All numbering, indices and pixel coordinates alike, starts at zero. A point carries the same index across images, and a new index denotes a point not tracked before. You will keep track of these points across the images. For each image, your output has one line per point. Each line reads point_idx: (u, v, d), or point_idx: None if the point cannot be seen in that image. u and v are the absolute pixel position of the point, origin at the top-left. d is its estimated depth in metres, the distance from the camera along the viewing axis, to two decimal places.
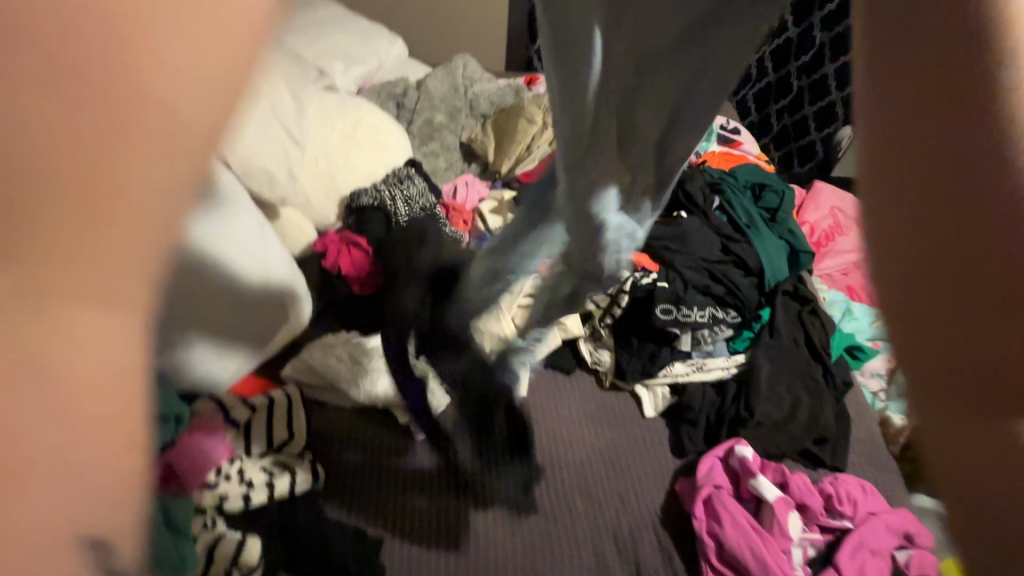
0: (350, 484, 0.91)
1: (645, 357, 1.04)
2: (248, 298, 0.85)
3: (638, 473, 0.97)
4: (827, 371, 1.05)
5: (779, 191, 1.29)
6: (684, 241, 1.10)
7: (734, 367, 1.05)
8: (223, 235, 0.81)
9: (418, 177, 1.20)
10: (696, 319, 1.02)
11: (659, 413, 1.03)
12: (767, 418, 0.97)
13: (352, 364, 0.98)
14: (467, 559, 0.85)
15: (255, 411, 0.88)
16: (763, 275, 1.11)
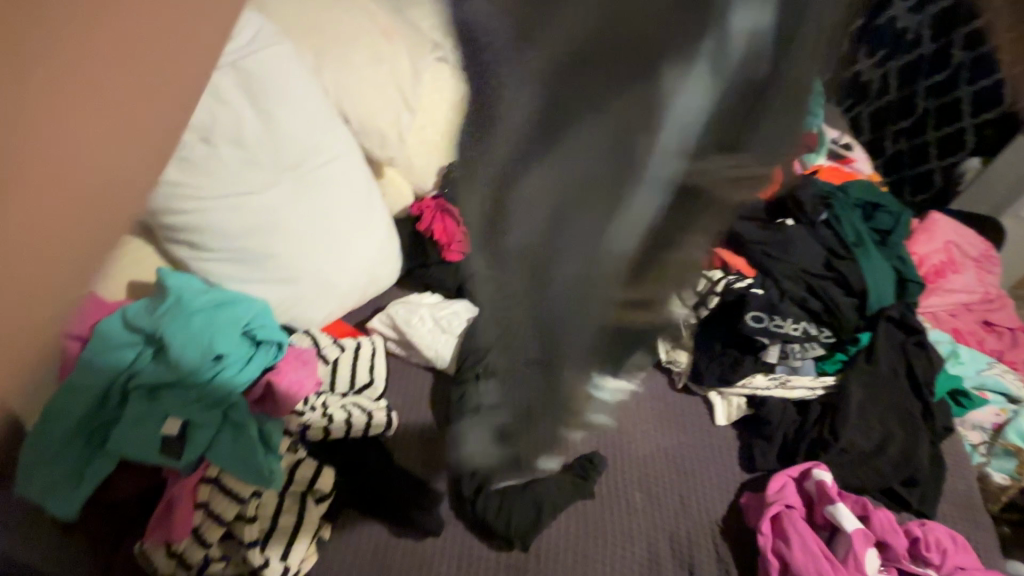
0: (420, 434, 0.95)
1: (726, 364, 1.00)
2: (345, 248, 0.97)
3: (703, 479, 0.95)
4: (926, 409, 0.96)
5: (894, 212, 1.19)
6: (787, 249, 1.01)
7: (821, 389, 0.99)
8: (329, 189, 0.94)
9: None
10: (789, 331, 0.96)
11: (729, 422, 1.02)
12: (854, 446, 0.90)
13: (436, 328, 1.03)
14: (531, 553, 0.85)
15: (344, 350, 0.95)
16: (865, 297, 1.01)
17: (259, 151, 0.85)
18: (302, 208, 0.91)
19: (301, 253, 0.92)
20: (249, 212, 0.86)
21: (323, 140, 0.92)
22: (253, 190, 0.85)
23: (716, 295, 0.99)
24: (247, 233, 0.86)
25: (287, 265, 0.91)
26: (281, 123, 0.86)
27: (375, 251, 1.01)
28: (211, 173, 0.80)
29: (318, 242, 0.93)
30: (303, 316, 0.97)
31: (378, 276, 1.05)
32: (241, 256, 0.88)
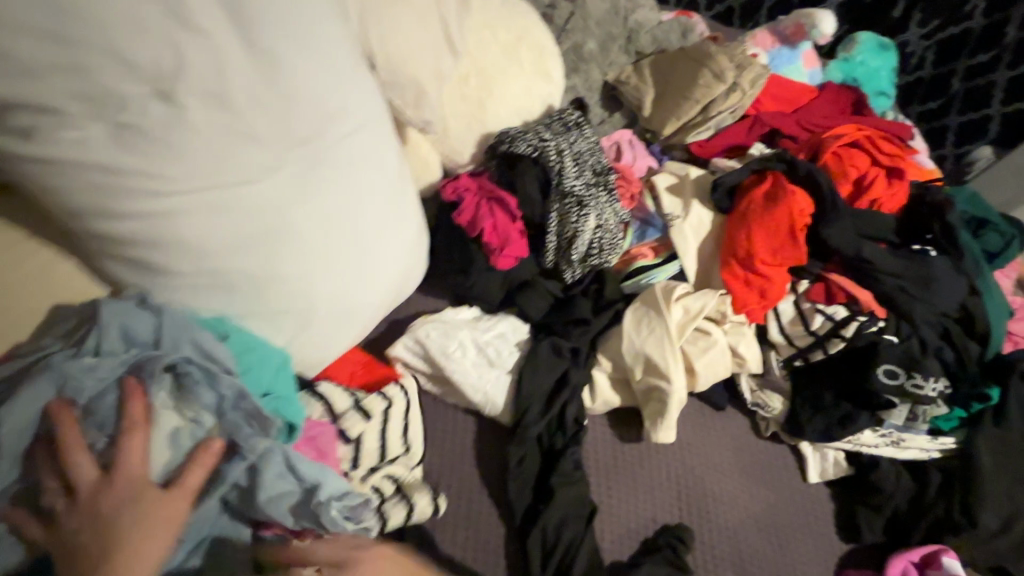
0: (474, 507, 0.74)
1: (835, 419, 0.81)
2: (370, 262, 0.70)
3: (799, 552, 0.81)
4: (990, 474, 0.79)
5: (1005, 231, 1.03)
6: (927, 286, 0.82)
7: (938, 451, 0.84)
8: (349, 179, 0.65)
9: (589, 127, 0.91)
10: (927, 393, 0.78)
11: (823, 480, 0.86)
12: (985, 528, 0.77)
13: (479, 361, 0.80)
14: None
15: (370, 417, 0.69)
16: (988, 343, 0.86)
17: (256, 122, 0.55)
18: (276, 197, 0.58)
19: (323, 274, 0.64)
20: (246, 219, 0.57)
21: (346, 104, 0.63)
22: (250, 196, 0.57)
23: (840, 340, 0.81)
24: (239, 251, 0.57)
25: (296, 297, 0.63)
26: (290, 73, 0.57)
27: (406, 259, 0.76)
28: (194, 157, 0.52)
29: (339, 258, 0.66)
30: (307, 362, 0.69)
31: (406, 284, 0.80)
32: (230, 289, 0.59)
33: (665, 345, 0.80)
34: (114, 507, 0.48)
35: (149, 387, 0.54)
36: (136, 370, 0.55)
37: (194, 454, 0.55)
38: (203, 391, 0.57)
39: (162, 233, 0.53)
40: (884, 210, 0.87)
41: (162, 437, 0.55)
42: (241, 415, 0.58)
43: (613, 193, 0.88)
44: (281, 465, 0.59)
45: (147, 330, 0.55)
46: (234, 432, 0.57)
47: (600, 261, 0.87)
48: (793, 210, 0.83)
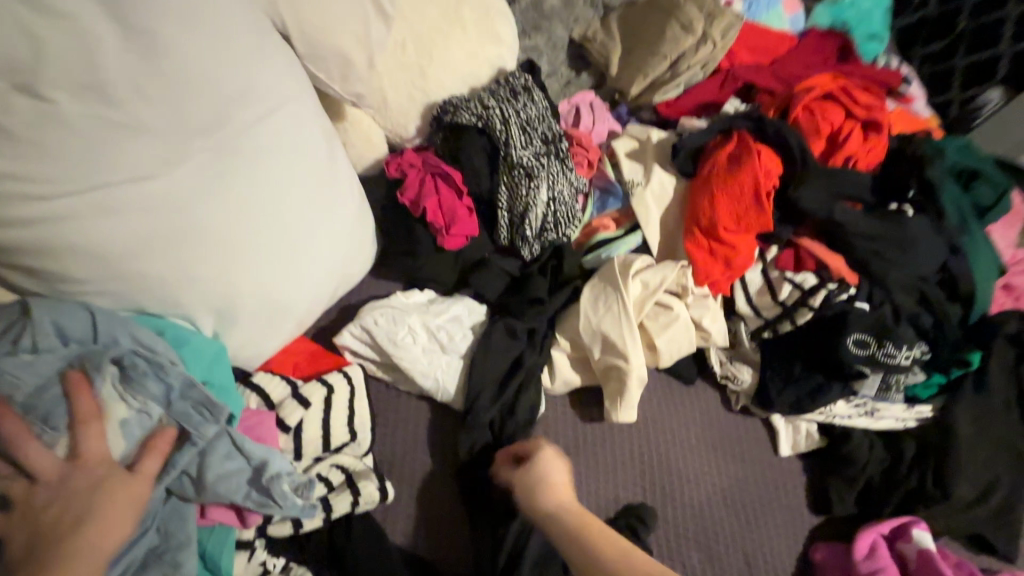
0: (427, 495, 0.72)
1: (808, 390, 0.77)
2: (303, 252, 0.66)
3: (768, 526, 0.79)
4: (966, 442, 0.76)
5: (997, 183, 0.96)
6: (904, 248, 0.76)
7: (914, 421, 0.80)
8: (268, 165, 0.61)
9: (539, 90, 0.84)
10: (900, 362, 0.74)
11: (795, 452, 0.84)
12: (959, 499, 0.74)
13: (430, 345, 0.77)
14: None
15: (310, 408, 0.67)
16: (971, 305, 0.81)
17: (145, 112, 0.51)
18: (187, 187, 0.55)
19: (246, 268, 0.61)
20: (153, 216, 0.53)
21: (257, 84, 0.59)
22: (157, 188, 0.53)
23: (807, 309, 0.77)
24: (146, 251, 0.54)
25: (219, 295, 0.59)
26: (180, 55, 0.53)
27: (349, 241, 0.73)
28: (76, 154, 0.48)
29: (265, 250, 0.62)
30: (240, 359, 0.66)
31: (353, 267, 0.76)
32: (144, 293, 0.55)
33: (621, 321, 0.77)
34: (83, 496, 0.46)
35: (94, 380, 0.51)
36: (79, 365, 0.51)
37: (149, 444, 0.52)
38: (149, 383, 0.53)
39: (52, 239, 0.49)
40: (859, 167, 0.81)
41: (112, 427, 0.51)
42: (189, 403, 0.55)
43: (566, 161, 0.83)
44: (228, 448, 0.56)
45: (82, 327, 0.52)
46: (184, 419, 0.54)
47: (556, 236, 0.83)
48: (758, 171, 0.77)
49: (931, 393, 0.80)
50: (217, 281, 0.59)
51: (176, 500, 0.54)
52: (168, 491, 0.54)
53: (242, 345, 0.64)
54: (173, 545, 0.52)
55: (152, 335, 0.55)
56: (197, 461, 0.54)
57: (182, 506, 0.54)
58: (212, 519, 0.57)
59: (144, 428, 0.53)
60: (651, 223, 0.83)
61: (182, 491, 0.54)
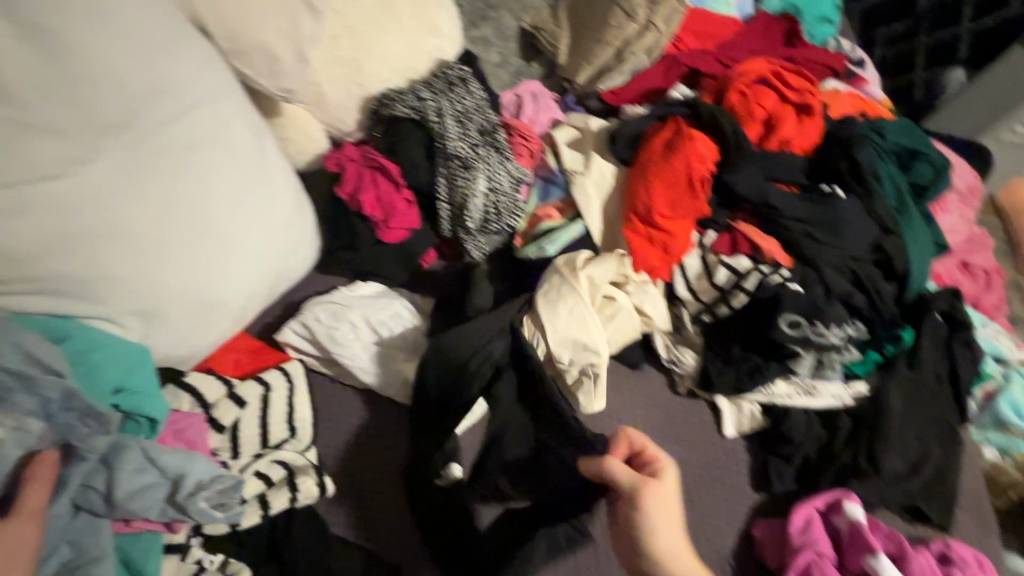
0: (368, 485, 0.73)
1: (744, 371, 0.80)
2: (231, 249, 0.66)
3: (710, 505, 0.81)
4: (898, 418, 0.78)
5: (935, 162, 0.98)
6: (834, 228, 0.77)
7: (850, 397, 0.82)
8: (186, 161, 0.61)
9: (476, 82, 0.84)
10: (831, 341, 0.75)
11: (740, 432, 0.85)
12: (890, 472, 0.77)
13: (373, 338, 0.78)
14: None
15: (245, 407, 0.68)
16: (906, 283, 0.83)
17: (50, 113, 0.52)
18: (98, 184, 0.55)
19: (168, 266, 0.60)
20: (63, 215, 0.53)
21: (167, 79, 0.59)
22: (66, 188, 0.53)
23: (743, 293, 0.78)
24: (58, 250, 0.53)
25: (138, 295, 0.59)
26: (83, 55, 0.54)
27: (283, 236, 0.72)
28: None
29: (189, 246, 0.62)
30: (173, 358, 0.66)
31: (293, 264, 0.75)
32: (59, 294, 0.55)
33: (581, 314, 0.75)
34: None
35: None
36: None
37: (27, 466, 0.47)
38: (23, 399, 0.48)
39: None
40: (794, 150, 0.82)
41: None
42: (73, 414, 0.51)
43: (505, 151, 0.83)
44: (136, 459, 0.53)
45: None
46: (70, 433, 0.51)
47: (499, 226, 0.83)
48: (691, 157, 0.78)
49: (866, 369, 0.82)
50: (138, 278, 0.58)
51: (87, 514, 0.52)
52: (76, 506, 0.52)
53: (171, 344, 0.64)
54: (86, 559, 0.50)
55: (38, 342, 0.50)
56: (105, 474, 0.52)
57: (93, 520, 0.52)
58: (137, 527, 0.55)
59: (22, 448, 0.47)
60: (591, 212, 0.84)
61: (92, 503, 0.52)
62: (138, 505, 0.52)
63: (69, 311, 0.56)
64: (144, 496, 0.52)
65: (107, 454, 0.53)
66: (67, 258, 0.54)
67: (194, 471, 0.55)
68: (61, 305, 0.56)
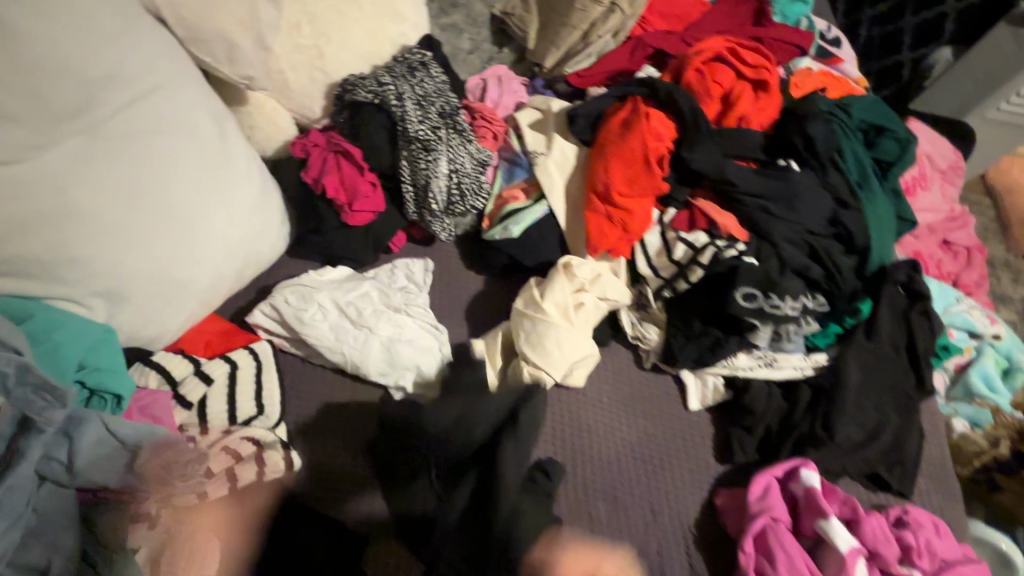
0: (335, 458, 0.75)
1: (705, 345, 0.82)
2: (193, 234, 0.68)
3: (673, 477, 0.82)
4: (856, 387, 0.80)
5: (901, 137, 0.99)
6: (790, 202, 0.79)
7: (811, 368, 0.84)
8: (143, 147, 0.63)
9: (436, 66, 0.86)
10: (787, 313, 0.76)
11: (704, 406, 0.87)
12: (847, 440, 0.78)
13: (340, 319, 0.80)
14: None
15: (212, 384, 0.70)
16: (867, 255, 0.84)
17: (5, 100, 0.54)
18: (56, 170, 0.57)
19: (128, 251, 0.62)
20: (21, 200, 0.55)
21: (122, 67, 0.61)
22: (22, 174, 0.55)
23: (699, 268, 0.79)
24: (18, 234, 0.55)
25: (99, 277, 0.61)
26: (35, 44, 0.55)
27: (247, 220, 0.74)
28: None
29: (150, 230, 0.64)
30: (141, 338, 0.68)
31: (260, 247, 0.77)
32: (24, 278, 0.58)
33: (562, 340, 0.78)
34: None
35: None
36: None
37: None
38: None
39: None
40: (751, 126, 0.83)
41: None
42: (29, 388, 0.51)
43: (466, 134, 0.85)
44: (96, 431, 0.57)
45: None
46: (25, 404, 0.51)
47: (463, 208, 0.85)
48: (647, 135, 0.79)
49: (826, 340, 0.84)
50: (100, 261, 0.61)
51: (51, 485, 0.54)
52: (41, 476, 0.54)
53: (138, 324, 0.66)
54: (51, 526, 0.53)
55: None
56: (67, 445, 0.55)
57: (59, 490, 0.54)
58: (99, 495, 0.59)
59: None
60: (553, 192, 0.86)
61: (55, 473, 0.54)
62: (101, 472, 0.56)
63: (33, 294, 0.59)
64: (107, 462, 0.56)
65: (67, 427, 0.56)
66: (27, 241, 0.56)
67: (152, 440, 0.60)
68: (25, 287, 0.58)
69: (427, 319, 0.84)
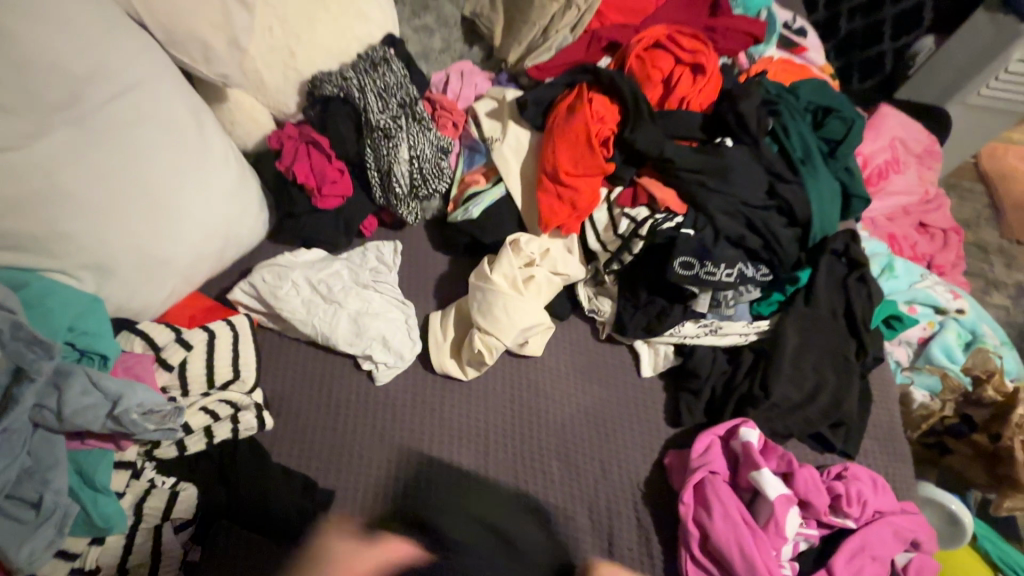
0: (306, 422, 0.82)
1: (652, 314, 0.87)
2: (173, 216, 0.75)
3: (625, 440, 0.87)
4: (794, 349, 0.85)
5: (847, 118, 1.04)
6: (724, 175, 0.85)
7: (755, 334, 0.89)
8: (124, 137, 0.71)
9: (397, 60, 0.94)
10: (720, 279, 0.82)
11: (656, 372, 0.92)
12: (784, 400, 0.83)
13: (311, 294, 0.87)
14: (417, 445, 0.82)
15: (191, 349, 0.78)
16: (809, 228, 0.88)
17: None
18: (47, 156, 0.65)
19: (111, 226, 0.70)
20: (15, 181, 0.63)
21: (104, 65, 0.69)
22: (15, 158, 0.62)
23: (640, 240, 0.85)
24: (14, 211, 0.63)
25: (88, 252, 0.69)
26: (27, 47, 0.63)
27: (225, 205, 0.81)
28: None
29: (132, 210, 0.72)
30: (128, 310, 0.76)
31: (238, 230, 0.85)
32: (23, 257, 0.66)
33: (509, 307, 0.85)
34: None
35: None
36: None
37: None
38: None
39: None
40: (692, 108, 0.90)
41: None
42: (21, 342, 0.60)
43: (426, 123, 0.92)
44: (83, 385, 0.63)
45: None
46: (18, 356, 0.59)
47: (426, 192, 0.92)
48: (590, 118, 0.86)
49: (767, 308, 0.90)
50: (88, 238, 0.68)
51: (43, 432, 0.63)
52: (35, 423, 0.62)
53: (125, 296, 0.74)
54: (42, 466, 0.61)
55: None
56: (55, 396, 0.62)
57: (49, 436, 0.63)
58: (88, 443, 0.66)
59: None
60: (509, 175, 0.92)
61: (46, 421, 0.62)
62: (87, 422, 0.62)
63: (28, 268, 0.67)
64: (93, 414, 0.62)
65: (56, 380, 0.62)
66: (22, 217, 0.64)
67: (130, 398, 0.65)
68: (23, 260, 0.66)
69: (395, 294, 0.91)
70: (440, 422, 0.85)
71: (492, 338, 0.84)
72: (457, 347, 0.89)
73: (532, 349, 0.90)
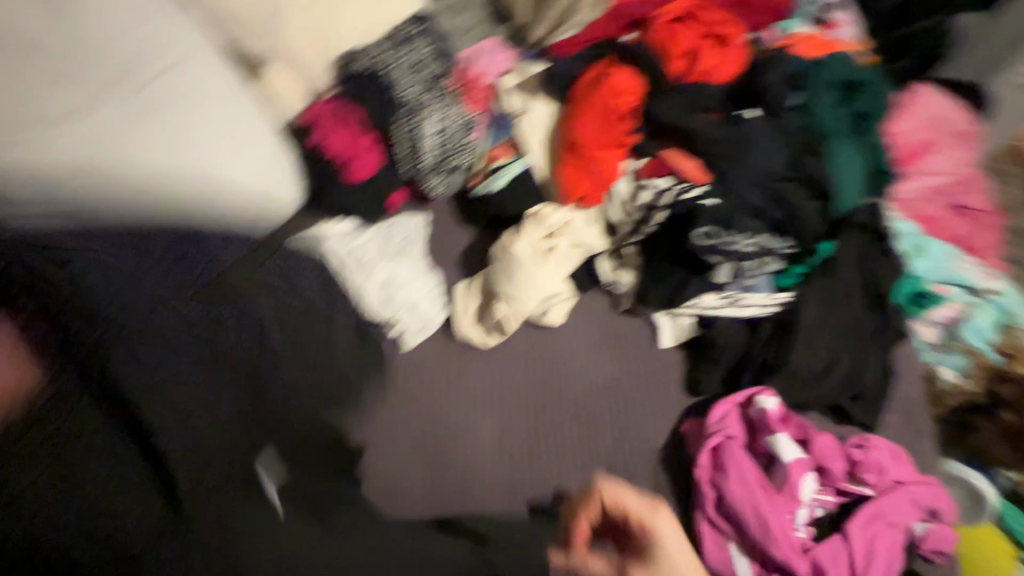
0: None
1: (672, 285, 0.89)
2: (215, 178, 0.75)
3: (641, 409, 0.89)
4: (815, 320, 0.85)
5: (875, 93, 1.03)
6: (744, 148, 0.86)
7: (776, 306, 0.88)
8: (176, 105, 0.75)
9: (422, 37, 0.98)
10: (741, 248, 0.85)
11: (676, 344, 0.92)
12: (803, 370, 0.83)
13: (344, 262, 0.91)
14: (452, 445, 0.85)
15: None
16: (831, 200, 0.88)
17: None
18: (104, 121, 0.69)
19: (161, 189, 0.71)
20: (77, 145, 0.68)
21: None
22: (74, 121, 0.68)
23: (660, 211, 0.88)
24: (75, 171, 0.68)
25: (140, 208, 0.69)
26: None
27: (269, 169, 0.82)
28: None
29: (178, 170, 0.73)
30: None
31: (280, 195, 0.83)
32: (63, 213, 0.66)
33: (531, 276, 0.87)
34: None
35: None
36: None
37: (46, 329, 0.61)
38: None
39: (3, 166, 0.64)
40: (714, 81, 0.91)
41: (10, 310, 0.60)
42: None
43: (452, 96, 0.96)
44: None
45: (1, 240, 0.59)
46: None
47: (453, 165, 0.94)
48: (610, 91, 0.88)
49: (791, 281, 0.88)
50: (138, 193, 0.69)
51: None
52: None
53: None
54: None
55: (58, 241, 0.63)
56: None
57: None
58: None
59: None
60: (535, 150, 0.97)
61: None
62: None
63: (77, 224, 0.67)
64: None
65: None
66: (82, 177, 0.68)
67: None
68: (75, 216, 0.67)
69: (420, 264, 0.95)
70: (472, 427, 0.87)
71: (515, 305, 0.87)
72: (479, 315, 0.92)
73: (552, 318, 0.91)
